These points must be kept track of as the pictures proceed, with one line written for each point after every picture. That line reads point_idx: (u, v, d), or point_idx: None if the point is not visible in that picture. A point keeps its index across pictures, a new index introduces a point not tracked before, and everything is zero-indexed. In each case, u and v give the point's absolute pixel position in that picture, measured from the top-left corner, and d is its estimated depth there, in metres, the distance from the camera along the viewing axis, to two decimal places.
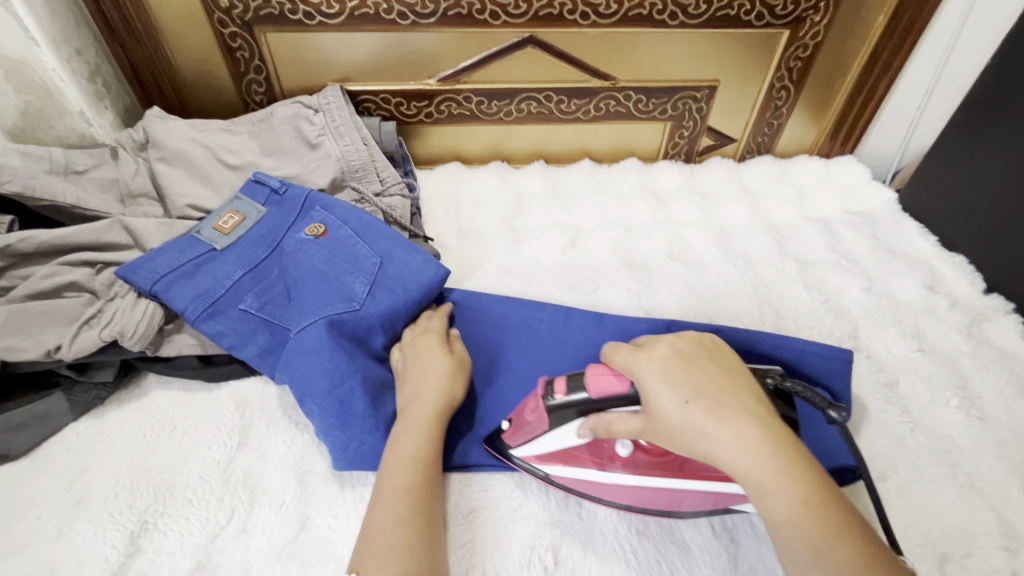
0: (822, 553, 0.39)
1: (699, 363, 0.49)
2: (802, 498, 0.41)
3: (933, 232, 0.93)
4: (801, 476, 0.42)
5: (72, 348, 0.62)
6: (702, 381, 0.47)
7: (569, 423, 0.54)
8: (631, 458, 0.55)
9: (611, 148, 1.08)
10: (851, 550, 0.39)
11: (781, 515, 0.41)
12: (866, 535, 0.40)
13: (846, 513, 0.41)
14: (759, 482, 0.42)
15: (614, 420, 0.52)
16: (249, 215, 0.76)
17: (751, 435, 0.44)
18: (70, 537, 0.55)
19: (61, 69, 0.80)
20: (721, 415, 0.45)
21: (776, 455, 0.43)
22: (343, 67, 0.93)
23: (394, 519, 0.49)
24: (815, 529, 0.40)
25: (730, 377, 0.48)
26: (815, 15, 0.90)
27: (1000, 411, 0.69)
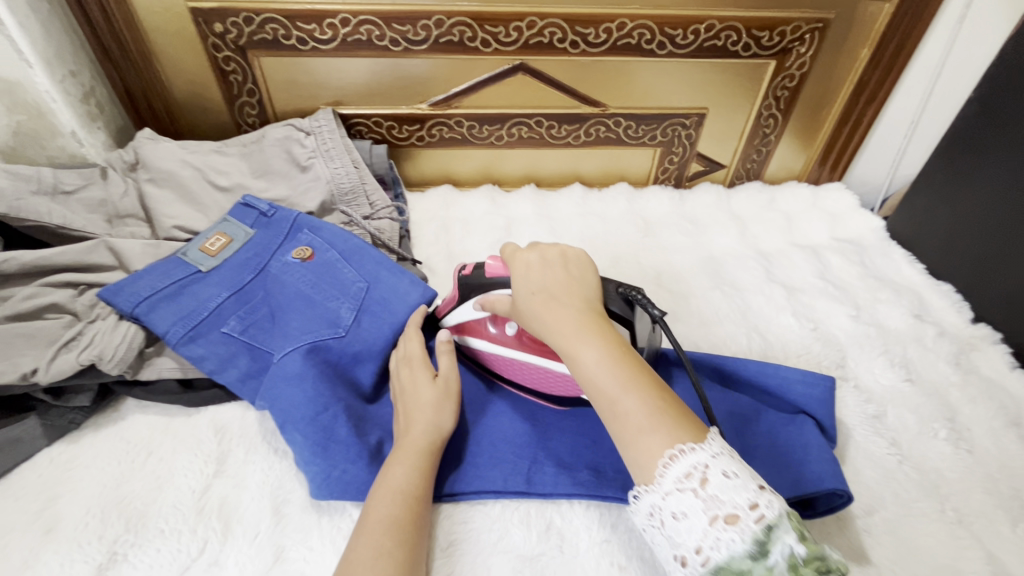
0: (614, 403, 0.43)
1: (547, 262, 0.54)
2: (604, 358, 0.45)
3: (921, 260, 0.93)
4: (605, 341, 0.46)
5: (49, 371, 0.61)
6: (548, 276, 0.52)
7: (471, 297, 0.64)
8: (517, 339, 0.66)
9: (601, 172, 1.09)
10: (641, 403, 0.42)
11: (588, 375, 0.45)
12: (657, 391, 0.43)
13: (645, 375, 0.44)
14: (568, 356, 0.47)
15: (495, 300, 0.59)
16: (236, 237, 0.76)
17: (566, 314, 0.48)
18: (36, 568, 0.53)
19: (55, 90, 0.81)
20: (551, 304, 0.49)
21: (587, 325, 0.47)
22: (335, 91, 0.94)
23: (379, 552, 0.48)
24: (612, 393, 0.43)
25: (573, 275, 0.52)
26: (801, 46, 0.92)
27: (988, 444, 0.68)
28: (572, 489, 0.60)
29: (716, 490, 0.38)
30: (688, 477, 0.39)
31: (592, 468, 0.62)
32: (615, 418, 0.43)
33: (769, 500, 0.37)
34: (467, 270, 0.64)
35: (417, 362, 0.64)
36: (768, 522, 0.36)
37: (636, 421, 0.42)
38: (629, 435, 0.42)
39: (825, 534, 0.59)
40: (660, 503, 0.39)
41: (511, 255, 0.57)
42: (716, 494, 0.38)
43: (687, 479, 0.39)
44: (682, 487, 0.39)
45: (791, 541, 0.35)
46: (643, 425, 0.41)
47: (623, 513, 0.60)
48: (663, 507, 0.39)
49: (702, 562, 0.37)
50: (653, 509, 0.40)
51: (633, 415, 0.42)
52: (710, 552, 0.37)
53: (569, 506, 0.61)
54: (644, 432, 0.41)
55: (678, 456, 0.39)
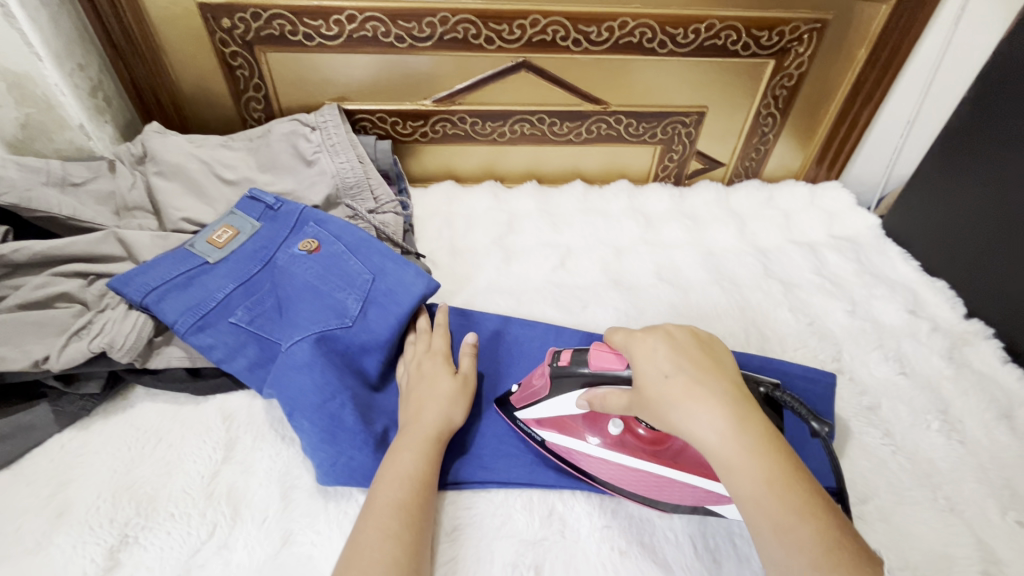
0: (785, 530, 0.41)
1: (681, 343, 0.50)
2: (770, 477, 0.42)
3: (916, 257, 0.95)
4: (769, 455, 0.43)
5: (60, 358, 0.62)
6: (687, 362, 0.48)
7: (572, 392, 0.58)
8: (621, 439, 0.60)
9: (602, 169, 1.10)
10: (816, 532, 0.40)
11: (749, 493, 0.42)
12: (827, 515, 0.41)
13: (813, 495, 0.42)
14: (726, 460, 0.43)
15: (608, 395, 0.54)
16: (243, 230, 0.77)
17: (723, 417, 0.44)
18: (49, 550, 0.54)
19: (63, 83, 0.82)
20: (698, 393, 0.45)
21: (747, 433, 0.44)
22: (341, 87, 0.95)
23: (387, 534, 0.49)
24: (782, 512, 0.41)
25: (712, 362, 0.49)
26: (799, 46, 0.93)
27: (980, 435, 0.70)
28: (578, 483, 0.62)
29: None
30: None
31: None
32: (782, 546, 0.41)
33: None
34: (564, 360, 0.59)
35: (438, 359, 0.66)
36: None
37: (810, 556, 0.39)
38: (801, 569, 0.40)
39: None
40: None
41: (627, 339, 0.52)
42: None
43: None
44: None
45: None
46: (817, 560, 0.39)
47: (624, 500, 0.61)
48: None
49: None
50: None
51: (807, 548, 0.40)
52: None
53: (571, 493, 0.62)
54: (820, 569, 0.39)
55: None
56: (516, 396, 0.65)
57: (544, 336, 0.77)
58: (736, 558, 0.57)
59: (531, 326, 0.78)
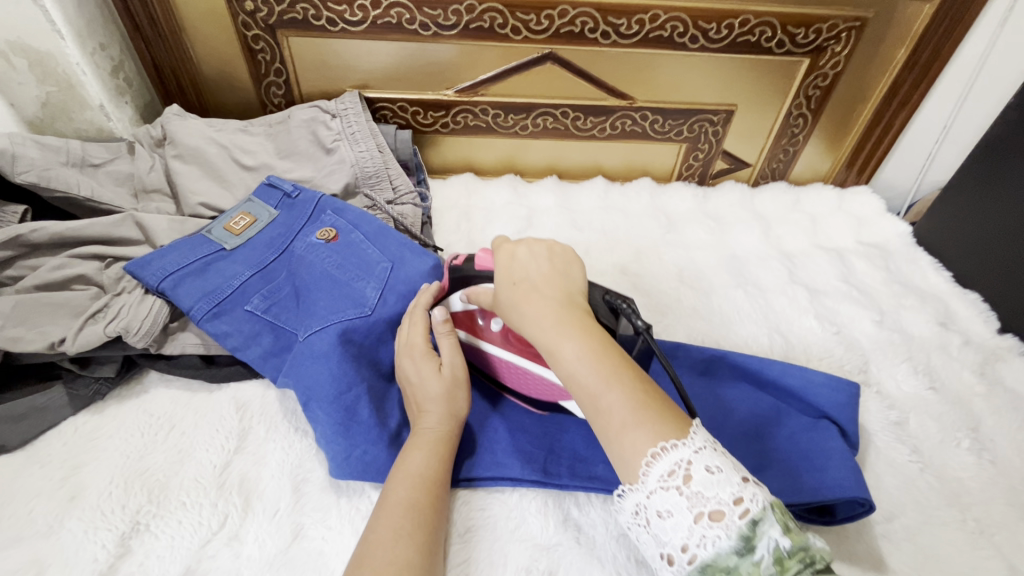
0: (596, 399, 0.42)
1: (533, 254, 0.52)
2: (587, 352, 0.44)
3: (947, 267, 0.92)
4: (587, 334, 0.45)
5: (76, 341, 0.61)
6: (530, 269, 0.51)
7: (457, 290, 0.62)
8: (502, 335, 0.62)
9: (625, 166, 1.08)
10: (625, 398, 0.41)
11: (569, 371, 0.44)
12: (640, 385, 0.42)
13: (629, 368, 0.43)
14: (546, 345, 0.45)
15: (482, 292, 0.57)
16: (261, 217, 0.76)
17: (545, 306, 0.47)
18: (61, 534, 0.54)
19: (85, 63, 0.81)
20: (530, 293, 0.48)
21: (569, 316, 0.46)
22: (362, 74, 0.93)
23: (399, 534, 0.48)
24: (597, 387, 0.42)
25: (548, 271, 0.51)
26: (836, 45, 0.90)
27: (1012, 455, 0.67)
28: (587, 481, 0.59)
29: (698, 487, 0.37)
30: (671, 475, 0.38)
31: (610, 462, 0.61)
32: (598, 414, 0.42)
33: (753, 493, 0.37)
34: (458, 261, 0.62)
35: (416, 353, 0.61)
36: (752, 517, 0.36)
37: (619, 417, 0.41)
38: (613, 430, 0.41)
39: (845, 538, 0.58)
40: (645, 502, 0.39)
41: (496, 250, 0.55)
42: (700, 492, 0.37)
43: (670, 478, 0.38)
44: (666, 486, 0.38)
45: (775, 534, 0.36)
46: (627, 420, 0.41)
47: None
48: (648, 505, 0.39)
49: (689, 559, 0.37)
50: (638, 507, 0.40)
51: (617, 413, 0.41)
52: (698, 550, 0.37)
53: (587, 498, 0.61)
54: (628, 427, 0.40)
55: (661, 454, 0.39)
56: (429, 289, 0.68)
57: None
58: None
59: None
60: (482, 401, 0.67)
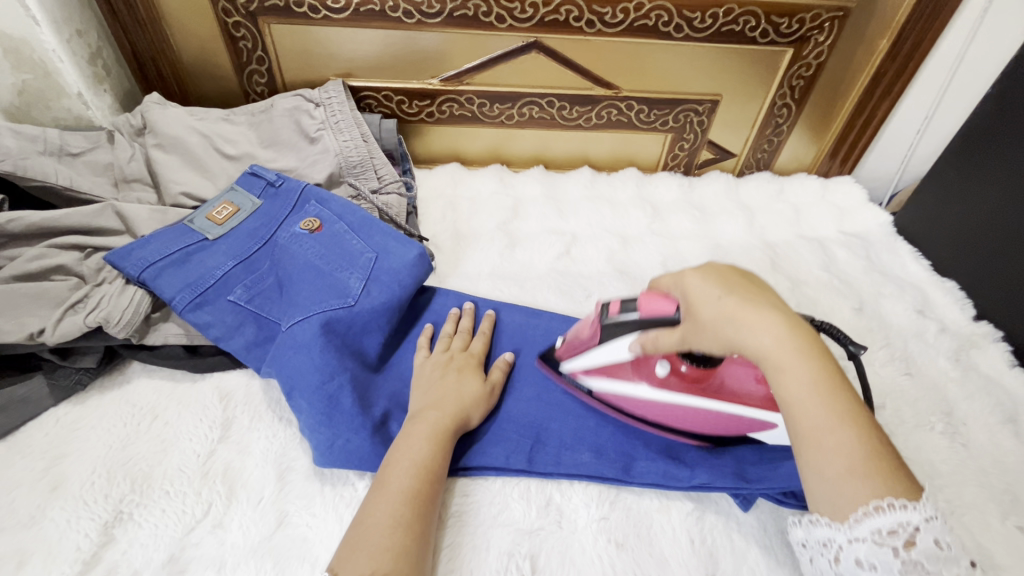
0: (826, 435, 0.42)
1: (722, 268, 0.50)
2: (821, 383, 0.43)
3: (926, 256, 0.93)
4: (819, 361, 0.44)
5: (56, 332, 0.61)
6: (736, 282, 0.48)
7: (619, 339, 0.56)
8: (666, 380, 0.59)
9: (611, 156, 1.08)
10: (856, 439, 0.41)
11: (796, 396, 0.43)
12: (870, 427, 0.42)
13: (860, 408, 0.43)
14: (778, 364, 0.44)
15: (660, 336, 0.52)
16: (243, 206, 0.76)
17: (775, 323, 0.44)
18: (43, 524, 0.54)
19: (61, 49, 0.79)
20: (754, 307, 0.45)
21: (802, 334, 0.44)
22: (346, 63, 0.92)
23: (397, 522, 0.49)
24: (824, 417, 0.42)
25: (754, 284, 0.48)
26: (819, 34, 0.91)
27: (983, 439, 0.69)
28: (572, 470, 0.60)
29: (919, 555, 0.38)
30: (892, 533, 0.39)
31: (594, 451, 0.62)
32: (818, 451, 0.42)
33: None
34: (611, 310, 0.56)
35: (470, 361, 0.66)
36: None
37: (847, 463, 0.41)
38: (833, 472, 0.41)
39: None
40: (843, 544, 0.41)
41: (678, 275, 0.52)
42: (919, 560, 0.38)
43: (889, 535, 0.39)
44: (881, 542, 0.39)
45: None
46: (852, 468, 0.41)
47: (622, 492, 0.61)
48: (845, 546, 0.41)
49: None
50: (830, 542, 0.42)
51: (845, 454, 0.41)
52: None
53: (569, 484, 0.61)
54: (854, 475, 0.41)
55: (884, 509, 0.39)
56: (563, 350, 0.66)
57: (548, 324, 0.76)
58: (733, 557, 0.56)
59: (535, 315, 0.76)
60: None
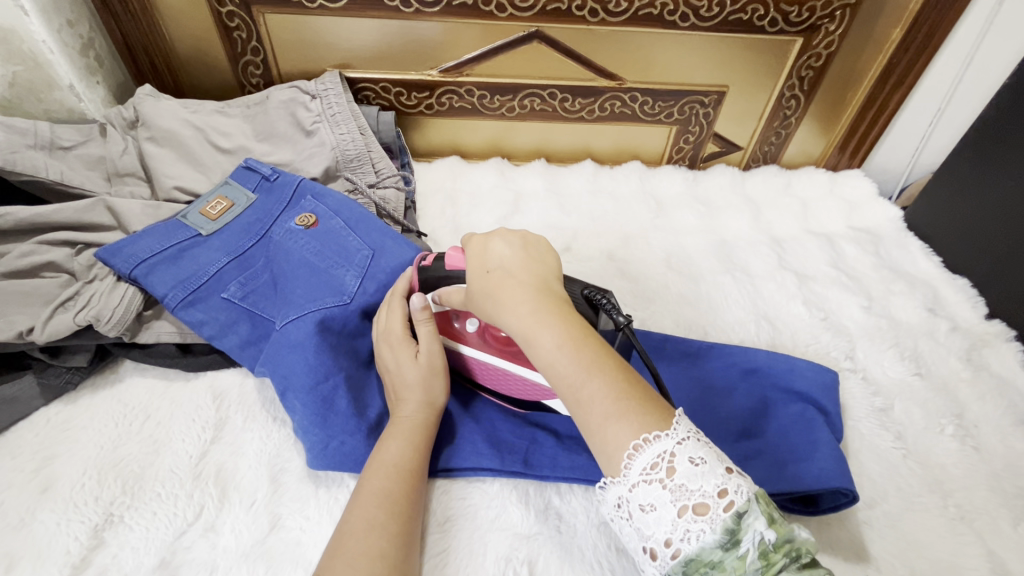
0: (579, 389, 0.42)
1: (506, 245, 0.52)
2: (564, 341, 0.43)
3: (937, 252, 0.91)
4: (565, 322, 0.44)
5: (45, 330, 0.60)
6: (503, 258, 0.50)
7: (426, 292, 0.61)
8: (478, 336, 0.62)
9: (614, 149, 1.06)
10: (604, 387, 0.41)
11: (546, 360, 0.43)
12: (620, 374, 0.42)
13: (609, 356, 0.43)
14: (523, 331, 0.44)
15: (451, 292, 0.57)
16: (238, 201, 0.74)
17: (523, 293, 0.46)
18: (32, 527, 0.53)
19: (51, 40, 0.78)
20: (504, 281, 0.48)
21: (541, 303, 0.45)
22: (343, 53, 0.90)
23: (371, 525, 0.47)
24: (574, 373, 0.42)
25: (528, 258, 0.50)
26: (830, 23, 0.88)
27: (995, 442, 0.67)
28: (568, 473, 0.59)
29: (682, 479, 0.37)
30: (654, 467, 0.38)
31: (592, 453, 0.61)
32: (581, 407, 0.42)
33: (736, 484, 0.37)
34: (427, 262, 0.61)
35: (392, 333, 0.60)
36: (736, 509, 0.36)
37: (601, 410, 0.41)
38: (595, 422, 0.41)
39: (826, 527, 0.58)
40: (627, 495, 0.39)
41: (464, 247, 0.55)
42: (683, 484, 0.37)
43: (653, 470, 0.38)
44: (649, 478, 0.38)
45: (760, 527, 0.35)
46: (609, 412, 0.40)
47: None
48: (630, 498, 0.39)
49: (671, 554, 0.37)
50: (621, 500, 0.39)
51: (598, 402, 0.41)
52: (681, 544, 0.37)
53: (569, 487, 0.60)
54: (609, 420, 0.40)
55: (642, 447, 0.39)
56: None
57: None
58: None
59: None
60: (458, 402, 0.65)
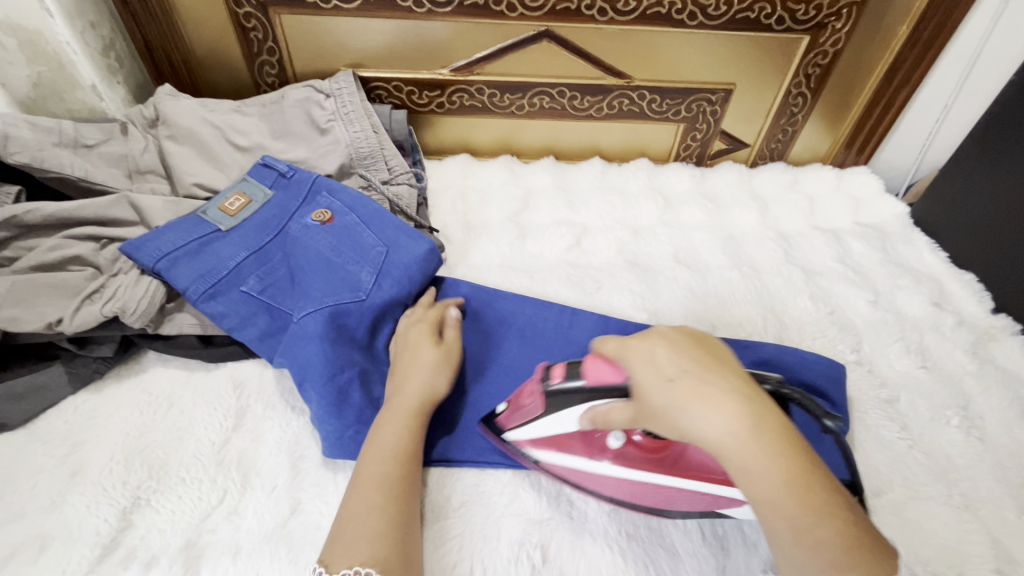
0: (803, 535, 0.37)
1: (675, 343, 0.44)
2: (790, 480, 0.38)
3: (943, 247, 0.92)
4: (788, 456, 0.39)
5: (74, 321, 0.62)
6: (680, 359, 0.43)
7: (570, 410, 0.52)
8: (623, 451, 0.55)
9: (622, 147, 1.07)
10: (835, 533, 0.37)
11: (765, 496, 0.38)
12: (845, 513, 0.38)
13: (830, 492, 0.39)
14: (739, 465, 0.39)
15: (612, 412, 0.47)
16: (255, 197, 0.76)
17: (737, 416, 0.39)
18: (63, 509, 0.55)
19: (75, 41, 0.80)
20: (704, 393, 0.40)
21: (756, 431, 0.39)
22: (356, 53, 0.92)
23: (371, 507, 0.49)
24: (799, 514, 0.38)
25: (712, 354, 0.44)
26: (837, 21, 0.89)
27: (1000, 433, 0.68)
28: None
29: None
30: None
31: None
32: (797, 548, 0.38)
33: None
34: (557, 378, 0.53)
35: (423, 326, 0.65)
36: None
37: (827, 559, 0.37)
38: (817, 571, 0.37)
39: None
40: None
41: (622, 348, 0.46)
42: None
43: None
44: None
45: None
46: (836, 562, 0.37)
47: None
48: None
49: None
50: None
51: (826, 550, 0.37)
52: None
53: None
54: (838, 570, 0.37)
55: None
56: (504, 416, 0.60)
57: (559, 315, 0.76)
58: (743, 546, 0.56)
59: (546, 307, 0.76)
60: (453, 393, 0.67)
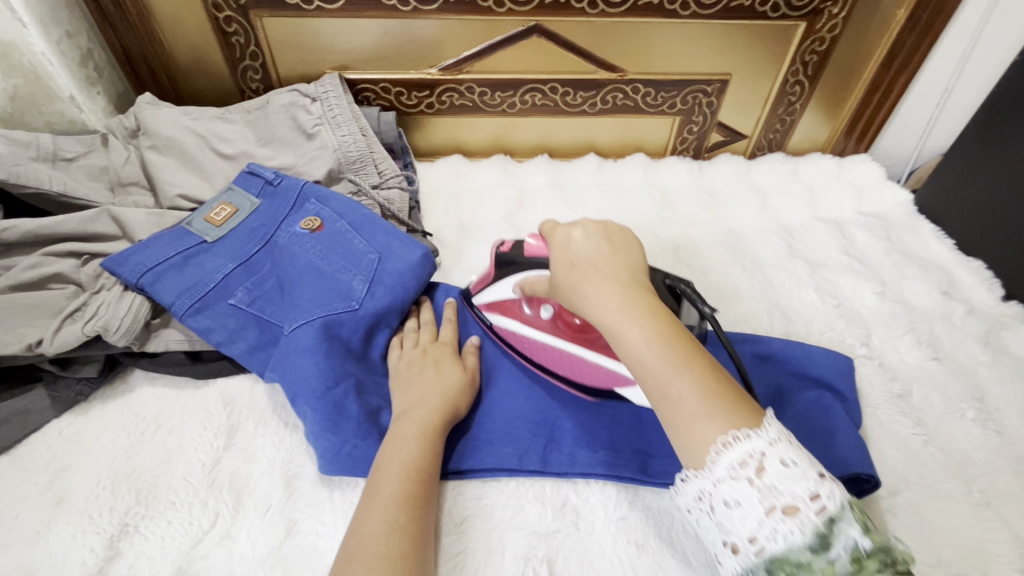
0: (665, 387, 0.39)
1: (587, 238, 0.51)
2: (654, 337, 0.41)
3: (949, 234, 0.89)
4: (654, 320, 0.42)
5: (54, 341, 0.59)
6: (589, 248, 0.49)
7: (507, 278, 0.62)
8: (552, 322, 0.64)
9: (617, 142, 1.05)
10: (695, 387, 0.38)
11: (634, 355, 0.41)
12: (711, 373, 0.39)
13: (696, 351, 0.41)
14: (608, 326, 0.43)
15: (535, 283, 0.58)
16: (242, 206, 0.74)
17: (609, 287, 0.44)
18: (48, 539, 0.53)
19: (50, 52, 0.77)
20: (591, 274, 0.46)
21: (628, 299, 0.43)
22: (342, 55, 0.90)
23: (393, 527, 0.47)
24: (662, 367, 0.39)
25: (619, 249, 0.49)
26: (833, 6, 0.87)
27: (1018, 424, 0.66)
28: (588, 469, 0.59)
29: (773, 481, 0.35)
30: (743, 465, 0.36)
31: (609, 448, 0.60)
32: (665, 404, 0.39)
33: (831, 490, 0.34)
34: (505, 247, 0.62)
35: (445, 350, 0.65)
36: (830, 515, 0.33)
37: (689, 408, 0.38)
38: (681, 421, 0.38)
39: None
40: (711, 490, 0.37)
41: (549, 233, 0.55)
42: (773, 486, 0.35)
43: (742, 468, 0.36)
44: (737, 476, 0.36)
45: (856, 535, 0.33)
46: (697, 411, 0.38)
47: (641, 491, 0.59)
48: (714, 493, 0.37)
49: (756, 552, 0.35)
50: (702, 493, 0.37)
51: (686, 400, 0.38)
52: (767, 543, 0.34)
53: (585, 484, 0.59)
54: (699, 418, 0.37)
55: (733, 442, 0.36)
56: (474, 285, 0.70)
57: None
58: None
59: None
60: None
